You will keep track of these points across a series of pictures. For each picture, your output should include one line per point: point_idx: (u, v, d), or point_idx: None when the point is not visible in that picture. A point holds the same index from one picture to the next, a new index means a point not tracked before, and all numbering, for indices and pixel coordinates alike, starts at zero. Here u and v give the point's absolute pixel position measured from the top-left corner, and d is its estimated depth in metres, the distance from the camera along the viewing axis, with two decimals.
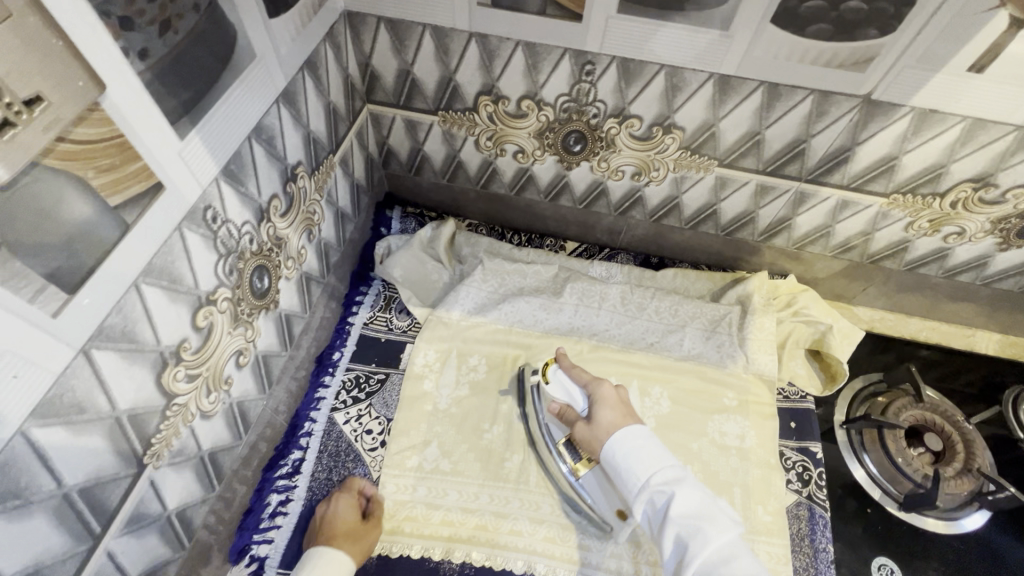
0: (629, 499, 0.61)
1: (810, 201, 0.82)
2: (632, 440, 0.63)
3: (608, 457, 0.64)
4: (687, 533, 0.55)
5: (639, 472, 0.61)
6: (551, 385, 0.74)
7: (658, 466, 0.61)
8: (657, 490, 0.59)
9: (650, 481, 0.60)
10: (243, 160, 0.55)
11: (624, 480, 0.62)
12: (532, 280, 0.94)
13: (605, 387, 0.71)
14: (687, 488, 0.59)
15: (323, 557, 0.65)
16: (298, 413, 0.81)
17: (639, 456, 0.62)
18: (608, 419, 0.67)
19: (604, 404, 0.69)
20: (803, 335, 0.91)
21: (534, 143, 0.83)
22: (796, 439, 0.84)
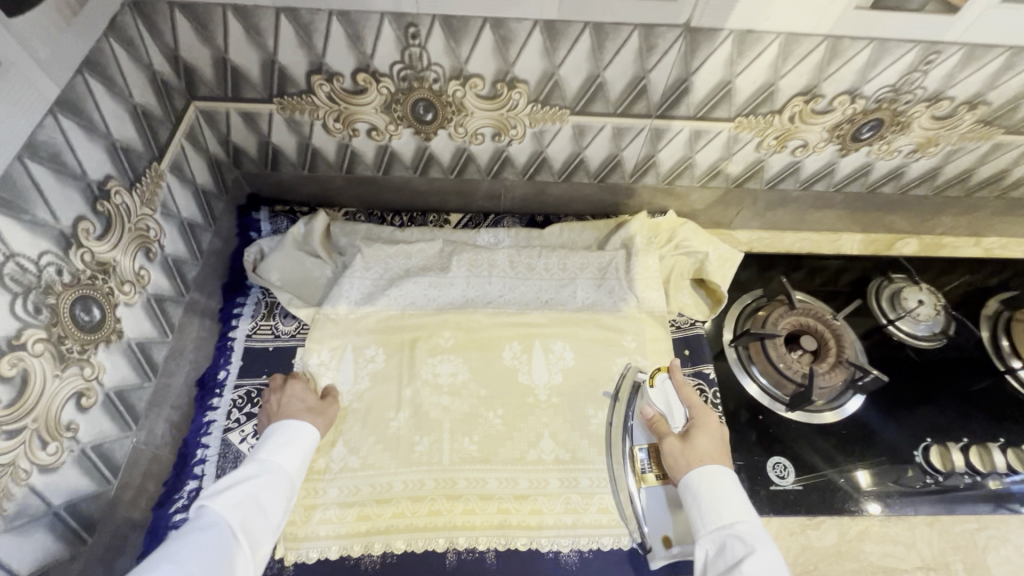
0: (702, 539, 0.63)
1: (666, 136, 0.84)
2: (718, 480, 0.65)
3: (689, 484, 0.66)
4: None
5: (720, 517, 0.62)
6: (654, 393, 0.78)
7: (744, 522, 0.61)
8: (733, 539, 0.60)
9: (730, 529, 0.61)
10: (17, 184, 0.49)
11: (702, 520, 0.64)
12: (418, 259, 0.91)
13: (710, 416, 0.72)
14: (765, 551, 0.58)
15: (288, 426, 0.71)
16: (187, 442, 0.75)
17: (727, 504, 0.63)
18: (705, 445, 0.69)
19: (705, 429, 0.70)
20: (685, 266, 0.96)
21: (384, 118, 0.79)
22: (691, 365, 0.88)
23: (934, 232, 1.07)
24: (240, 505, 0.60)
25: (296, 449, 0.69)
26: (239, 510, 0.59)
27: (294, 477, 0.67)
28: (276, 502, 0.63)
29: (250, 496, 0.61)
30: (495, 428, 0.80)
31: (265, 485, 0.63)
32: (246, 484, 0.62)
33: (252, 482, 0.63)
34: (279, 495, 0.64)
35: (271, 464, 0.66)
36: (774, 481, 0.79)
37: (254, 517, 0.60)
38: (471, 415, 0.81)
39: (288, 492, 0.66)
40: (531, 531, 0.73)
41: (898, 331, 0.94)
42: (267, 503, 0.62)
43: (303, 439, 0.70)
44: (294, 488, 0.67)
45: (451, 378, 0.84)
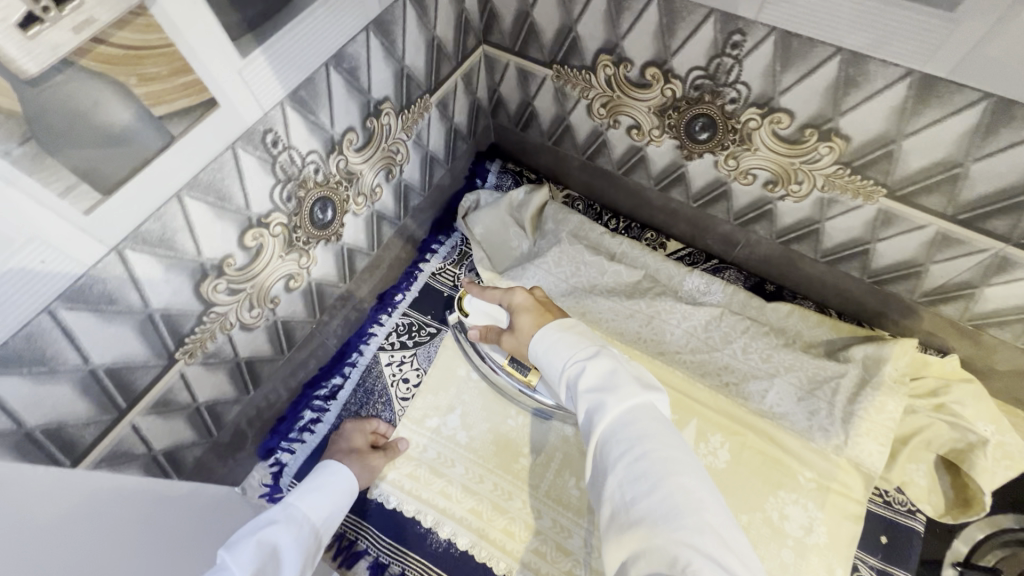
0: (556, 389, 0.53)
1: (1013, 271, 0.59)
2: (548, 336, 0.53)
3: (532, 356, 0.55)
4: (590, 406, 0.46)
5: (555, 361, 0.51)
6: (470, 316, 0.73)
7: (575, 350, 0.50)
8: (572, 370, 0.49)
9: (567, 362, 0.50)
10: (315, 87, 0.53)
11: (545, 368, 0.53)
12: (610, 280, 0.83)
13: (517, 293, 0.61)
14: (604, 364, 0.48)
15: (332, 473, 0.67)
16: (349, 342, 0.84)
17: (562, 343, 0.52)
18: (523, 327, 0.57)
19: (518, 309, 0.60)
20: (940, 437, 0.69)
21: (652, 120, 0.70)
22: (881, 557, 0.67)
23: None
24: (271, 553, 0.52)
25: (326, 496, 0.64)
26: (260, 558, 0.49)
27: (318, 530, 0.60)
28: (303, 550, 0.56)
29: (278, 543, 0.54)
30: None
31: (294, 531, 0.57)
32: (270, 529, 0.55)
33: (276, 526, 0.55)
34: (302, 542, 0.57)
35: (295, 511, 0.60)
36: None
37: (276, 567, 0.51)
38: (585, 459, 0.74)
39: (310, 546, 0.58)
40: None
41: None
42: (287, 551, 0.54)
43: (330, 485, 0.66)
44: (316, 540, 0.59)
45: None
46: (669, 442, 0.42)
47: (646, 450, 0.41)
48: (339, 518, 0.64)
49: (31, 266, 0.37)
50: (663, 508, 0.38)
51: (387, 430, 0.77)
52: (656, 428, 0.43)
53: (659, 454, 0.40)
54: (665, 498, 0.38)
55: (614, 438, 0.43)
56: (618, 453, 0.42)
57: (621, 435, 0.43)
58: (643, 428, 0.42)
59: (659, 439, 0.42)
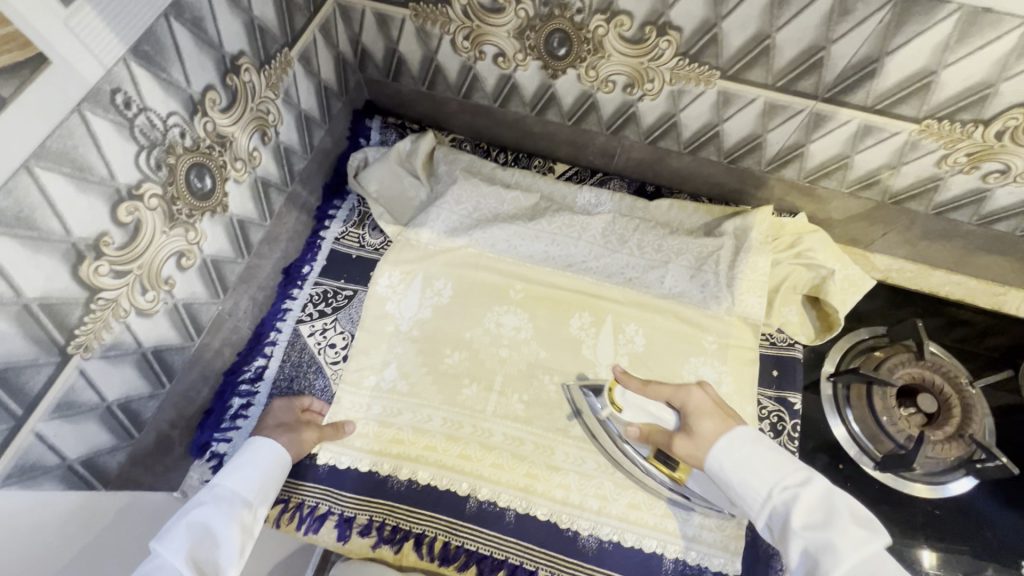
0: (748, 513, 0.56)
1: (827, 125, 0.71)
2: (736, 450, 0.57)
3: (715, 470, 0.58)
4: (813, 547, 0.50)
5: (757, 484, 0.55)
6: (624, 412, 0.66)
7: (781, 472, 0.55)
8: (781, 497, 0.54)
9: (773, 490, 0.54)
10: (159, 40, 0.50)
11: (736, 487, 0.56)
12: (510, 207, 0.88)
13: (696, 393, 0.62)
14: (819, 492, 0.53)
15: (258, 449, 0.66)
16: (263, 322, 0.81)
17: (760, 463, 0.56)
18: (709, 428, 0.59)
19: (694, 412, 0.61)
20: (801, 280, 0.83)
21: (514, 45, 0.74)
22: (776, 388, 0.79)
23: None
24: (196, 544, 0.53)
25: (258, 473, 0.64)
26: (188, 544, 0.52)
27: (249, 502, 0.61)
28: (235, 527, 0.57)
29: (204, 529, 0.55)
30: (547, 393, 0.78)
31: (220, 514, 0.57)
32: (197, 512, 0.56)
33: (203, 509, 0.57)
34: (233, 520, 0.58)
35: (221, 489, 0.60)
36: None
37: (208, 553, 0.54)
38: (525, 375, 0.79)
39: (246, 518, 0.59)
40: (554, 504, 0.72)
41: None
42: (221, 532, 0.56)
43: (260, 459, 0.65)
44: (253, 514, 0.61)
45: (514, 333, 0.82)
46: None
47: None
48: (275, 483, 0.65)
49: None
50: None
51: (322, 406, 0.77)
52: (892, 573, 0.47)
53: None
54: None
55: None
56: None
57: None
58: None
59: None
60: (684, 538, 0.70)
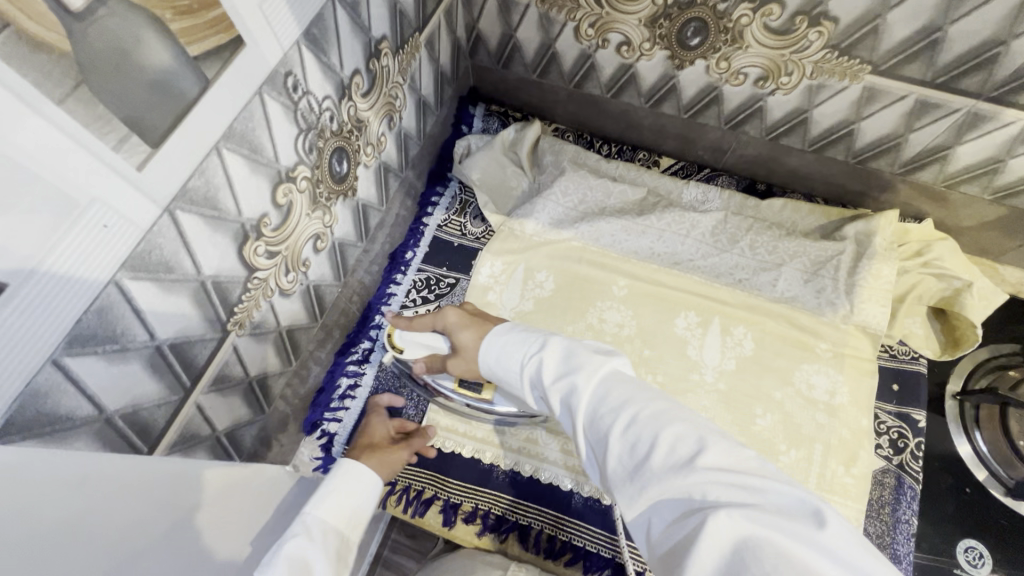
0: (520, 396, 0.50)
1: (983, 126, 0.66)
2: (495, 342, 0.52)
3: (485, 368, 0.52)
4: (565, 393, 0.43)
5: (511, 363, 0.49)
6: (406, 351, 0.71)
7: (523, 351, 0.49)
8: (532, 365, 0.47)
9: (524, 362, 0.48)
10: (325, 24, 0.50)
11: (502, 372, 0.50)
12: (616, 201, 0.86)
13: (448, 312, 0.63)
14: (570, 346, 0.47)
15: (349, 473, 0.54)
16: (369, 306, 0.82)
17: (511, 347, 0.50)
18: (467, 342, 0.58)
19: (455, 327, 0.61)
20: (929, 290, 0.78)
21: (643, 34, 0.71)
22: (896, 403, 0.75)
23: None
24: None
25: (342, 499, 0.52)
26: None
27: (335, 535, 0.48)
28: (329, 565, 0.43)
29: (301, 565, 0.41)
30: None
31: (310, 549, 0.44)
32: (285, 548, 0.42)
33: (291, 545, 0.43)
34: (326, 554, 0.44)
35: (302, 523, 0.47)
36: (962, 566, 0.67)
37: None
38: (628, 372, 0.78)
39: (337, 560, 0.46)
40: None
41: None
42: (323, 569, 0.42)
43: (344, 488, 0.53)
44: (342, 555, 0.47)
45: (617, 329, 0.80)
46: (647, 396, 0.40)
47: (635, 412, 0.39)
48: (361, 519, 0.52)
49: (95, 233, 0.35)
50: (668, 459, 0.35)
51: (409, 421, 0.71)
52: (634, 388, 0.41)
53: (646, 413, 0.38)
54: (665, 453, 0.36)
55: (598, 414, 0.41)
56: (610, 422, 0.39)
57: (605, 410, 0.40)
58: (623, 394, 0.41)
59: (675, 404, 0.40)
60: None
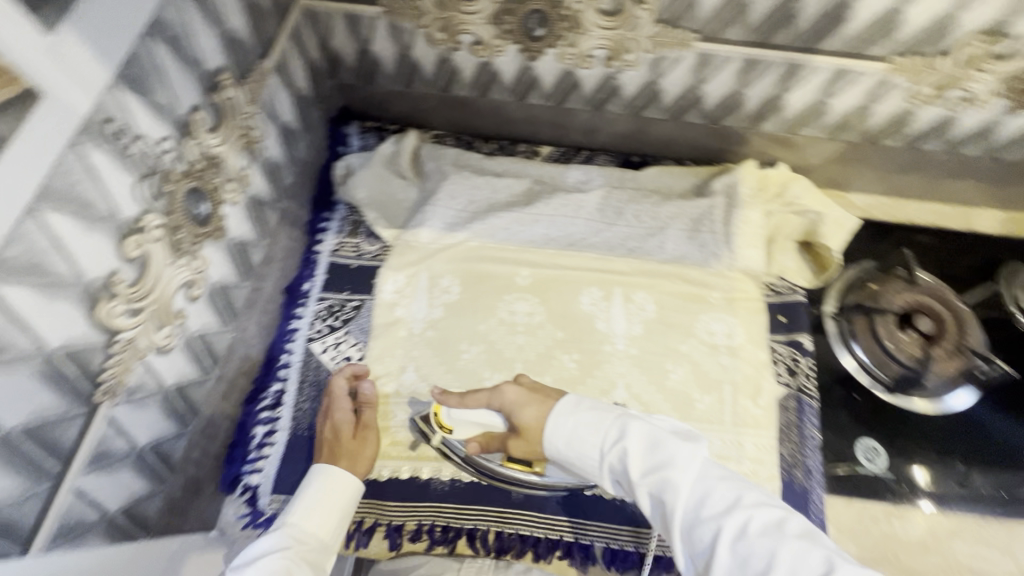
0: (592, 478, 0.51)
1: (801, 74, 0.74)
2: (557, 424, 0.52)
3: (552, 451, 0.52)
4: (655, 489, 0.46)
5: (589, 449, 0.50)
6: (454, 431, 0.69)
7: (595, 429, 0.51)
8: (613, 454, 0.49)
9: (604, 449, 0.50)
10: (142, 63, 0.48)
11: (574, 457, 0.51)
12: (504, 195, 0.87)
13: (506, 388, 0.59)
14: (636, 428, 0.50)
15: (326, 484, 0.62)
16: (273, 346, 0.79)
17: (582, 427, 0.51)
18: (530, 416, 0.56)
19: (516, 407, 0.58)
20: (792, 227, 0.86)
21: (491, 31, 0.74)
22: (786, 333, 0.82)
23: None
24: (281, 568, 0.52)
25: (325, 513, 0.60)
26: None
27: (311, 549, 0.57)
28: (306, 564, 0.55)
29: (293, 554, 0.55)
30: (569, 370, 0.79)
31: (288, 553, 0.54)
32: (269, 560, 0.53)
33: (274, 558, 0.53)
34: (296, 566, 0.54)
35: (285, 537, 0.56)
36: (862, 463, 0.75)
37: None
38: (545, 356, 0.80)
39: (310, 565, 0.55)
40: None
41: None
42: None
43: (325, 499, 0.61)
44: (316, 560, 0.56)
45: (528, 318, 0.83)
46: (756, 498, 0.44)
47: (741, 525, 0.42)
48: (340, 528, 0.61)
49: None
50: None
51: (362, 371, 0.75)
52: (733, 486, 0.45)
53: (755, 526, 0.42)
54: (786, 570, 0.39)
55: (698, 524, 0.44)
56: (715, 531, 0.43)
57: (705, 515, 0.44)
58: (726, 497, 0.44)
59: (755, 500, 0.44)
60: None
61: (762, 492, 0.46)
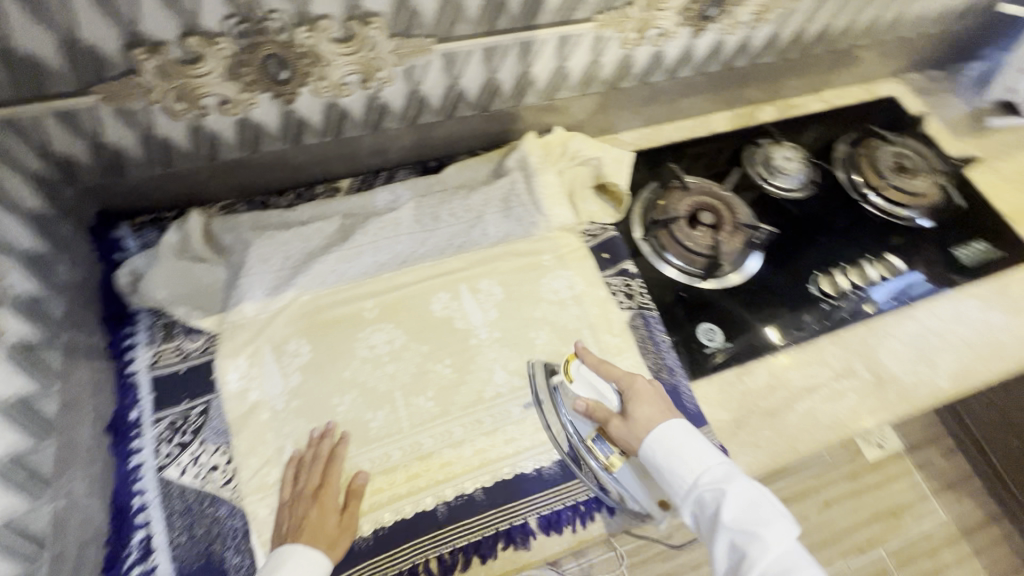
0: (676, 504, 0.64)
1: (534, 49, 0.83)
2: (669, 438, 0.66)
3: (648, 454, 0.67)
4: (737, 535, 0.58)
5: (685, 472, 0.64)
6: (574, 382, 0.74)
7: (702, 465, 0.64)
8: (708, 489, 0.62)
9: (698, 477, 0.63)
10: None
11: (670, 475, 0.65)
12: (319, 240, 0.85)
13: (638, 381, 0.71)
14: (738, 486, 0.61)
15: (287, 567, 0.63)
16: (117, 495, 0.68)
17: (686, 454, 0.65)
18: (647, 413, 0.69)
19: (635, 398, 0.70)
20: (583, 176, 0.97)
21: (234, 87, 0.71)
22: (613, 265, 0.92)
23: (784, 95, 1.20)
24: None
25: None
26: None
27: None
28: None
29: None
30: (446, 378, 0.80)
31: None
32: None
33: None
34: None
35: None
36: (706, 344, 0.88)
37: None
38: (420, 373, 0.80)
39: None
40: (510, 459, 0.75)
41: (778, 189, 1.06)
42: None
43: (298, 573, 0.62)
44: None
45: (390, 346, 0.82)
46: None
47: None
48: None
49: None
50: None
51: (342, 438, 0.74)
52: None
53: None
54: None
55: None
56: None
57: None
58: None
59: None
60: None
61: (825, 574, 0.55)
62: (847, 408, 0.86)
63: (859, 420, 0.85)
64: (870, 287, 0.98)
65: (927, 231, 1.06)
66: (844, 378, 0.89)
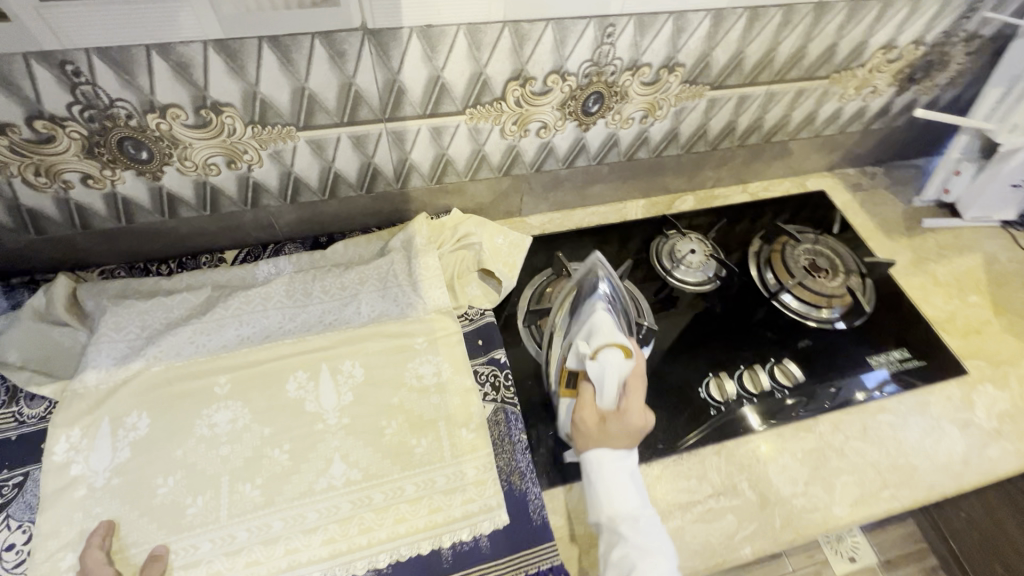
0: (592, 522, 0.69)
1: (408, 137, 0.84)
2: (612, 462, 0.70)
3: (587, 461, 0.70)
4: (630, 562, 0.62)
5: (609, 497, 0.68)
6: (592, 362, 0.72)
7: (622, 496, 0.68)
8: (618, 515, 0.66)
9: (614, 502, 0.67)
10: None
11: (599, 497, 0.69)
12: (181, 310, 0.85)
13: (633, 405, 0.72)
14: (644, 524, 0.66)
15: None
16: None
17: (613, 481, 0.69)
18: (618, 418, 0.71)
19: (620, 403, 0.72)
20: (468, 260, 0.96)
21: (94, 164, 0.74)
22: (485, 353, 0.89)
23: (705, 186, 1.19)
24: None
25: None
26: None
27: None
28: None
29: None
30: (279, 464, 0.77)
31: None
32: None
33: None
34: None
35: None
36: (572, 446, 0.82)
37: None
38: (253, 456, 0.77)
39: None
40: (322, 564, 0.70)
41: (683, 283, 1.02)
42: None
43: None
44: None
45: (230, 426, 0.79)
46: None
47: None
48: None
49: None
50: None
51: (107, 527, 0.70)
52: None
53: None
54: None
55: None
56: None
57: None
58: None
59: None
60: (454, 521, 0.74)
61: None
62: (720, 532, 0.78)
63: (733, 548, 0.76)
64: (849, 379, 0.94)
65: (842, 335, 0.99)
66: (723, 496, 0.81)
